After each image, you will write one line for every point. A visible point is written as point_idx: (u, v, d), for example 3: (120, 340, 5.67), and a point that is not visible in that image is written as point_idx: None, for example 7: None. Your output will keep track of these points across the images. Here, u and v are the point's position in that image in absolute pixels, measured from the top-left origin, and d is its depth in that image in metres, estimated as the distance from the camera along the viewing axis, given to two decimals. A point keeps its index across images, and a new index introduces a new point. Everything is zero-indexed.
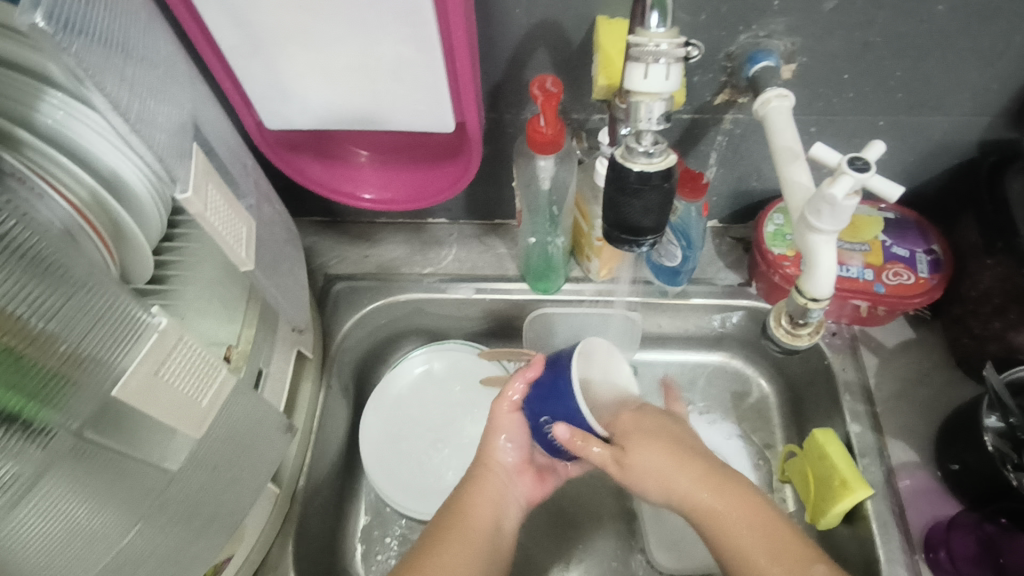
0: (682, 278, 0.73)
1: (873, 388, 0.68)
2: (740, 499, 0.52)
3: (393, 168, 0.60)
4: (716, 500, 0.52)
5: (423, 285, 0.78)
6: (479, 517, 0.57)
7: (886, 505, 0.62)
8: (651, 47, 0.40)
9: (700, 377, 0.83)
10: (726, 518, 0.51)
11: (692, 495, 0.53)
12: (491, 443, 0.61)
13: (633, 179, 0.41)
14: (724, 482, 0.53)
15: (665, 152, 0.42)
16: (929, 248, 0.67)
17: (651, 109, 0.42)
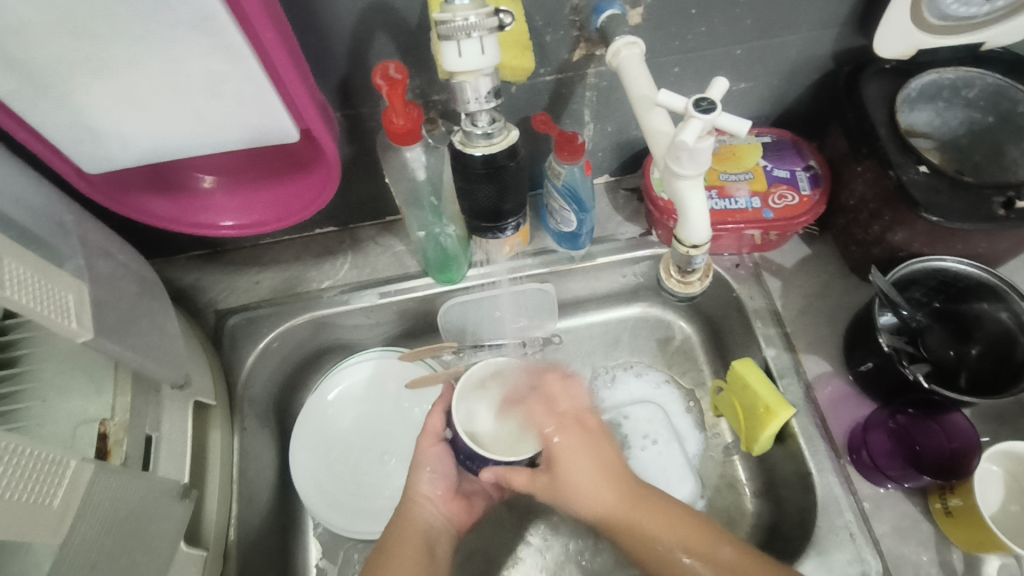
0: (583, 240, 0.72)
1: (781, 310, 0.70)
2: (662, 505, 0.56)
3: (250, 187, 0.55)
4: (627, 517, 0.55)
5: (325, 301, 0.74)
6: (411, 537, 0.58)
7: (808, 419, 0.64)
8: (458, 21, 0.42)
9: (624, 332, 0.83)
10: (632, 524, 0.55)
11: (614, 509, 0.56)
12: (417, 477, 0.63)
13: (480, 164, 0.55)
14: (635, 487, 0.57)
15: (501, 130, 0.53)
16: (807, 164, 0.69)
17: (477, 86, 0.46)
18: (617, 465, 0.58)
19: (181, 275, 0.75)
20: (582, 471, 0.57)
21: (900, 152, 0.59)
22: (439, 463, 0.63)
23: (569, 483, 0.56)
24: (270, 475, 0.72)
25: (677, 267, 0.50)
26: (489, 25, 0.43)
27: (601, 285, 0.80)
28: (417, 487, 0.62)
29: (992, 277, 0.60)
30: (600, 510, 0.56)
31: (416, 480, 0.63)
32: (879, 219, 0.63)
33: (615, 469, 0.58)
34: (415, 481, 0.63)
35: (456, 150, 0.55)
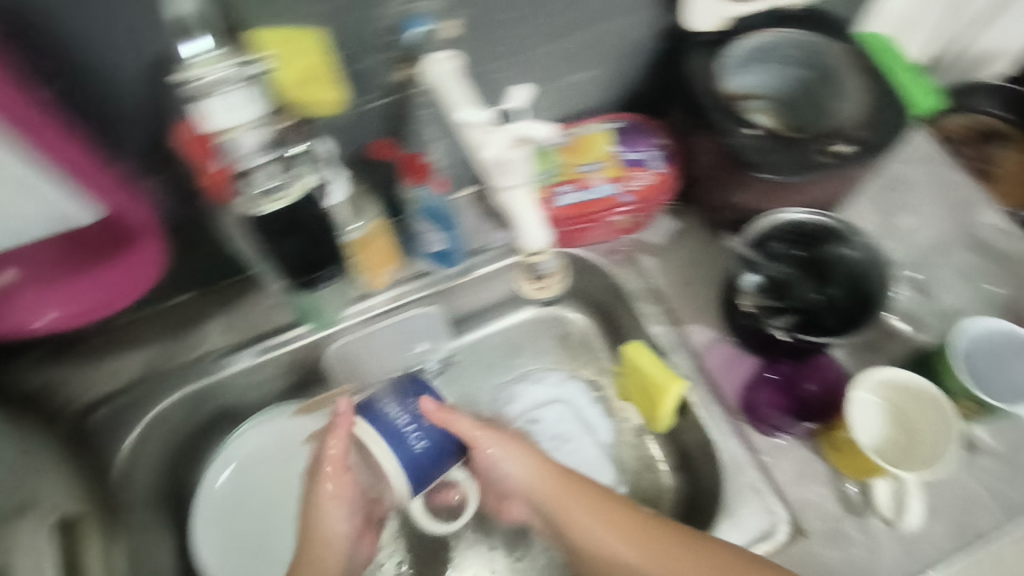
0: (458, 255, 0.72)
1: (659, 287, 0.72)
2: (591, 494, 0.58)
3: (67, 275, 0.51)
4: (562, 503, 0.58)
5: (196, 372, 0.69)
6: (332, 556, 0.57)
7: (701, 388, 0.66)
8: (205, 78, 0.41)
9: (523, 337, 0.83)
10: (569, 510, 0.58)
11: (549, 496, 0.59)
12: (318, 517, 0.58)
13: (276, 220, 0.49)
14: (567, 478, 0.59)
15: (293, 182, 0.48)
16: (656, 144, 0.70)
17: (248, 140, 0.44)
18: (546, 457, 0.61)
19: (25, 377, 0.66)
20: (516, 463, 0.60)
21: (724, 117, 0.61)
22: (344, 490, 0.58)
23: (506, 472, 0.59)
24: (171, 570, 0.67)
25: None
26: (243, 78, 0.43)
27: (488, 295, 0.79)
28: (325, 521, 0.57)
29: (837, 222, 0.63)
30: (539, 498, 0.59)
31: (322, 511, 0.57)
32: (727, 185, 0.65)
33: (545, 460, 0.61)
34: (322, 507, 0.57)
35: (248, 215, 0.48)
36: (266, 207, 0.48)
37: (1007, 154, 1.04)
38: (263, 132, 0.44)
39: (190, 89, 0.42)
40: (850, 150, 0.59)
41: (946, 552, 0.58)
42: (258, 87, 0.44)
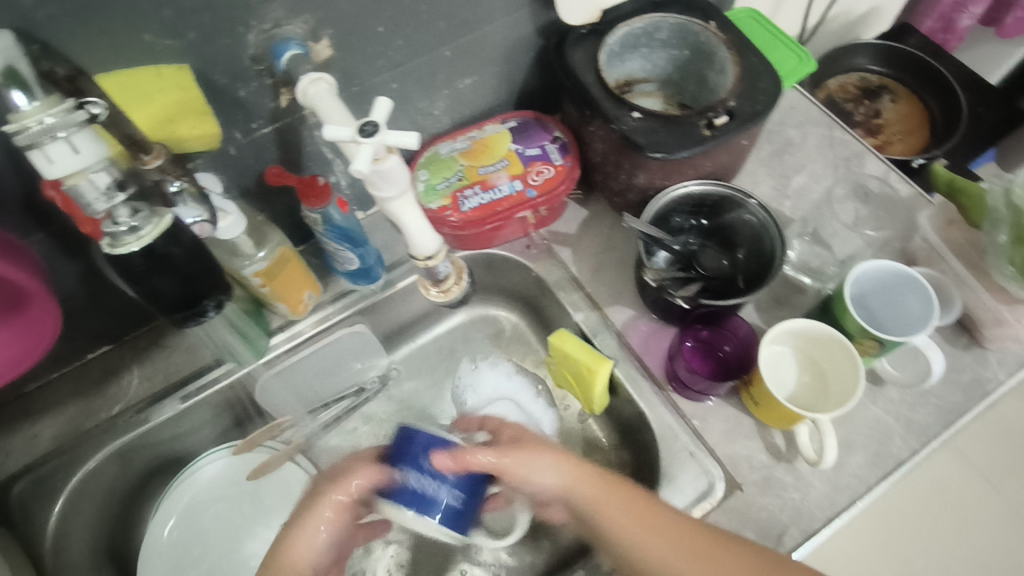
0: (377, 270, 0.72)
1: (577, 275, 0.74)
2: (632, 499, 0.52)
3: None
4: (596, 506, 0.52)
5: (120, 427, 0.67)
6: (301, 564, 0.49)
7: (628, 365, 0.68)
8: (34, 126, 0.38)
9: (457, 341, 0.84)
10: (602, 511, 0.52)
11: (583, 499, 0.52)
12: (296, 540, 0.50)
13: (139, 261, 0.45)
14: (620, 488, 0.53)
15: (150, 218, 0.44)
16: (553, 137, 0.72)
17: (95, 182, 0.42)
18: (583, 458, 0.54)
19: None
20: (550, 464, 0.52)
21: (616, 105, 0.63)
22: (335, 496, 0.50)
23: (531, 474, 0.52)
24: None
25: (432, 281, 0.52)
26: (78, 119, 0.40)
27: (417, 306, 0.79)
28: (308, 533, 0.50)
29: (728, 189, 0.67)
30: (573, 501, 0.52)
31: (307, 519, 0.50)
32: (622, 169, 0.67)
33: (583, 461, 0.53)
34: (317, 508, 0.50)
35: (107, 256, 0.45)
36: (124, 248, 0.44)
37: (890, 106, 1.12)
38: (110, 171, 0.43)
39: (17, 139, 0.39)
40: (726, 121, 0.62)
41: (870, 482, 0.62)
42: (95, 124, 0.42)
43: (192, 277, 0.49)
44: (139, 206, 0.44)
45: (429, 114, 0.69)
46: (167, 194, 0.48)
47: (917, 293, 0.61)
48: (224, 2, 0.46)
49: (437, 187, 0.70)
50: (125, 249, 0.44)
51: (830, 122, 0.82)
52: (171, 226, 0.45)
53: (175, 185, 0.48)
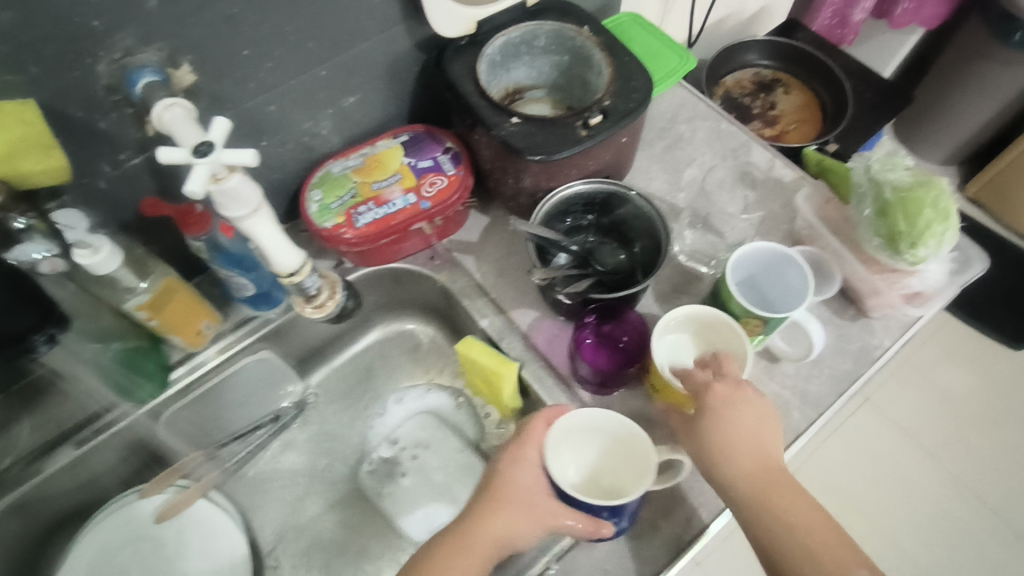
0: (277, 293, 0.71)
1: (482, 281, 0.75)
2: (794, 494, 0.53)
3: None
4: (755, 502, 0.53)
5: (11, 482, 0.63)
6: (482, 553, 0.53)
7: (536, 365, 0.69)
8: None
9: (375, 360, 0.83)
10: (761, 489, 0.53)
11: (748, 490, 0.53)
12: (499, 523, 0.54)
13: None
14: (783, 482, 0.54)
15: None
16: (445, 147, 0.73)
17: None
18: (767, 444, 0.55)
19: None
20: (739, 437, 0.55)
21: (494, 112, 0.65)
22: (514, 498, 0.55)
23: (725, 450, 0.55)
24: None
25: (303, 296, 0.58)
26: None
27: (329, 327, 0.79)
28: (506, 522, 0.54)
29: (612, 185, 0.69)
30: (733, 491, 0.54)
31: (491, 519, 0.54)
32: (509, 174, 0.69)
33: (763, 447, 0.55)
34: (498, 510, 0.54)
35: None
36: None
37: (784, 98, 1.18)
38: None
39: None
40: (600, 121, 0.65)
41: None
42: None
43: (25, 302, 0.50)
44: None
45: (317, 134, 0.70)
46: (12, 231, 0.51)
47: (792, 268, 0.65)
48: (65, 34, 0.46)
49: (331, 206, 0.70)
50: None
51: (715, 116, 0.86)
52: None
53: (19, 222, 0.50)
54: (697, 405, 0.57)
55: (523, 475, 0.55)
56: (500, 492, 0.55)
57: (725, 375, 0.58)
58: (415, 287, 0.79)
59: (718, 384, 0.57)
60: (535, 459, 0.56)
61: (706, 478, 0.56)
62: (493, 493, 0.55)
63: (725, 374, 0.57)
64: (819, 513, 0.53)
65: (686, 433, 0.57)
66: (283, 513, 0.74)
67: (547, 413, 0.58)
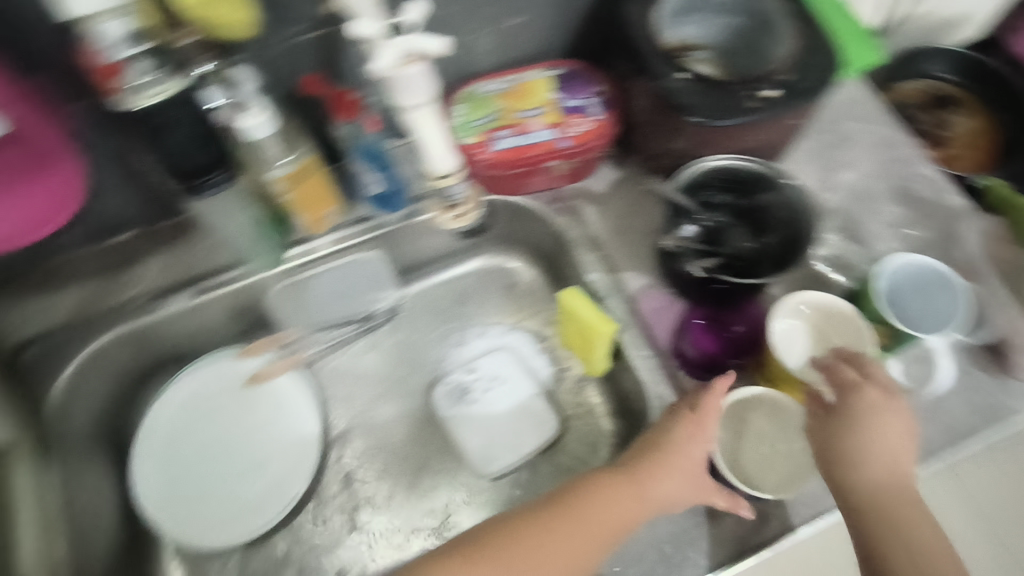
0: (399, 199, 0.70)
1: (598, 235, 0.73)
2: (915, 514, 0.50)
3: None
4: (868, 508, 0.51)
5: (133, 312, 0.69)
6: (631, 510, 0.55)
7: (634, 331, 0.67)
8: None
9: (471, 287, 0.84)
10: (881, 496, 0.51)
11: (868, 492, 0.51)
12: (660, 490, 0.55)
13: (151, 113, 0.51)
14: (906, 497, 0.51)
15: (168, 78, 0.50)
16: (595, 90, 0.70)
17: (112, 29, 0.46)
18: (905, 460, 0.53)
19: None
20: (876, 440, 0.53)
21: (664, 63, 0.61)
22: (677, 464, 0.56)
23: (860, 452, 0.52)
24: (112, 500, 0.68)
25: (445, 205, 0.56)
26: None
27: (438, 243, 0.80)
28: (661, 489, 0.55)
29: (766, 167, 0.64)
30: (852, 492, 0.52)
31: (651, 481, 0.56)
32: (663, 131, 0.65)
33: (900, 462, 0.52)
34: (655, 474, 0.56)
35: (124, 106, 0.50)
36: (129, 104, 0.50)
37: (961, 118, 1.06)
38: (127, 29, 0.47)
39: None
40: (777, 96, 0.60)
41: None
42: None
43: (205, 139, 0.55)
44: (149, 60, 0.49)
45: (473, 49, 0.68)
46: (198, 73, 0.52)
47: (947, 293, 0.60)
48: None
49: (473, 124, 0.69)
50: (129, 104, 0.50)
51: (889, 120, 0.78)
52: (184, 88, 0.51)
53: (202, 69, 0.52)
54: (839, 400, 0.54)
55: (692, 448, 0.56)
56: (666, 461, 0.56)
57: (874, 377, 0.55)
58: (524, 226, 0.79)
59: (867, 384, 0.54)
60: (710, 434, 0.56)
61: (826, 477, 0.53)
62: (656, 456, 0.56)
63: (867, 376, 0.55)
64: (941, 539, 0.50)
65: (814, 425, 0.55)
66: (355, 408, 0.77)
67: (720, 385, 0.57)
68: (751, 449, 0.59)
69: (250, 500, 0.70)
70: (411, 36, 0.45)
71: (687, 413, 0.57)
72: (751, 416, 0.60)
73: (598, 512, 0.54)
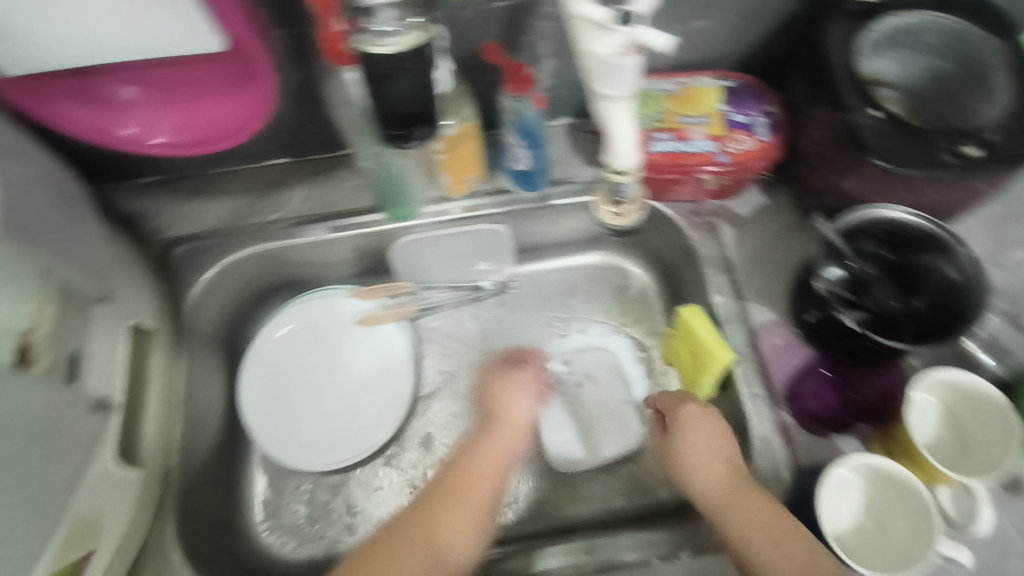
0: (538, 179, 0.72)
1: (732, 258, 0.70)
2: (756, 504, 0.52)
3: (193, 101, 0.52)
4: (734, 501, 0.54)
5: (274, 233, 0.72)
6: (445, 493, 0.57)
7: (750, 364, 0.64)
8: None
9: (582, 280, 0.83)
10: (727, 508, 0.53)
11: (713, 489, 0.56)
12: (503, 400, 0.70)
13: (382, 64, 0.45)
14: (765, 499, 0.52)
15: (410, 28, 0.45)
16: (766, 110, 0.67)
17: None
18: (732, 458, 0.58)
19: (125, 198, 0.71)
20: (696, 451, 0.59)
21: (857, 96, 0.58)
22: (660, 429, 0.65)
23: (688, 458, 0.59)
24: (219, 402, 0.72)
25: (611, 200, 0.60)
26: None
27: (562, 230, 0.80)
28: (512, 405, 0.69)
29: (938, 228, 0.58)
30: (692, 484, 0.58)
31: (500, 398, 0.70)
32: (835, 168, 0.62)
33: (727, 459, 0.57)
34: (497, 430, 0.66)
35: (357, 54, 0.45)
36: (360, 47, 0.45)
37: None
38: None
39: None
40: (979, 155, 0.55)
41: None
42: None
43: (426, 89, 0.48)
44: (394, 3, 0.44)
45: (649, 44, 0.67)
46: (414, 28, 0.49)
47: None
48: None
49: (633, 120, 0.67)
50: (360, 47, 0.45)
51: None
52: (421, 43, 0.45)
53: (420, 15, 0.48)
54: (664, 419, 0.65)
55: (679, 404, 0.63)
56: (502, 419, 0.67)
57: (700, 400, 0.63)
58: (659, 232, 0.76)
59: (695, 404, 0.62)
60: (525, 387, 0.71)
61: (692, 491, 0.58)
62: (495, 422, 0.67)
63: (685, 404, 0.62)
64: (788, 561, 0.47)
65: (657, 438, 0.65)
66: (447, 371, 0.78)
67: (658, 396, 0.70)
68: (843, 513, 0.54)
69: (337, 435, 0.73)
70: (638, 26, 0.42)
71: (495, 376, 0.72)
72: (852, 480, 0.55)
73: (459, 502, 0.57)
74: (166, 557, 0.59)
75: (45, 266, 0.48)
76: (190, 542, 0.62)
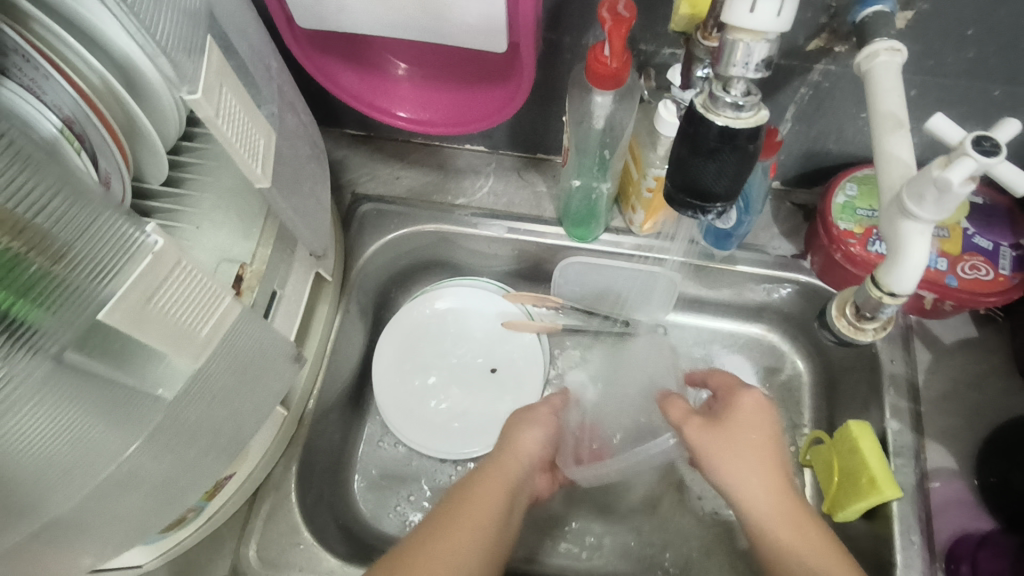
0: (731, 241, 0.68)
1: (920, 387, 0.63)
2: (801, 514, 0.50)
3: (448, 87, 0.55)
4: (785, 511, 0.50)
5: (454, 217, 0.72)
6: (472, 527, 0.51)
7: (913, 509, 0.58)
8: None
9: (734, 347, 0.76)
10: (774, 525, 0.49)
11: (766, 506, 0.50)
12: (522, 431, 0.61)
13: (711, 137, 0.35)
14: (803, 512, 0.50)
15: (757, 106, 0.35)
16: (1016, 242, 0.60)
17: (750, 52, 0.33)
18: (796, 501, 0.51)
19: (333, 147, 0.75)
20: (746, 475, 0.52)
21: None
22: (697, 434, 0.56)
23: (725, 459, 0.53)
24: (355, 358, 0.72)
25: (853, 308, 0.45)
26: None
27: (731, 291, 0.73)
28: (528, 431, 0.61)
29: None
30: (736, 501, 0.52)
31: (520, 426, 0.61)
32: None
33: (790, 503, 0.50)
34: (518, 426, 0.62)
35: (687, 114, 0.37)
36: (700, 94, 0.37)
37: None
38: (772, 50, 0.33)
39: None
40: None
41: None
42: None
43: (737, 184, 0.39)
44: (753, 93, 0.35)
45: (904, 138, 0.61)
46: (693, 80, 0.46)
47: None
48: None
49: (856, 210, 0.63)
50: (696, 95, 0.37)
51: None
52: (764, 127, 0.35)
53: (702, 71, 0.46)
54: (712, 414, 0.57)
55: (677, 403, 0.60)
56: (509, 450, 0.59)
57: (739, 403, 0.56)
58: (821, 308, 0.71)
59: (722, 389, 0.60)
60: (539, 422, 0.62)
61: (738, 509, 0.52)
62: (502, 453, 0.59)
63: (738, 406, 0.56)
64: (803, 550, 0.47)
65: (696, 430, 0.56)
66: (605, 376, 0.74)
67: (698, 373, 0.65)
68: None
69: (447, 430, 0.70)
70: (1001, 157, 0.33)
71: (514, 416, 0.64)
72: None
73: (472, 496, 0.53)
74: (287, 497, 0.60)
75: (287, 211, 0.47)
76: (303, 485, 0.62)
